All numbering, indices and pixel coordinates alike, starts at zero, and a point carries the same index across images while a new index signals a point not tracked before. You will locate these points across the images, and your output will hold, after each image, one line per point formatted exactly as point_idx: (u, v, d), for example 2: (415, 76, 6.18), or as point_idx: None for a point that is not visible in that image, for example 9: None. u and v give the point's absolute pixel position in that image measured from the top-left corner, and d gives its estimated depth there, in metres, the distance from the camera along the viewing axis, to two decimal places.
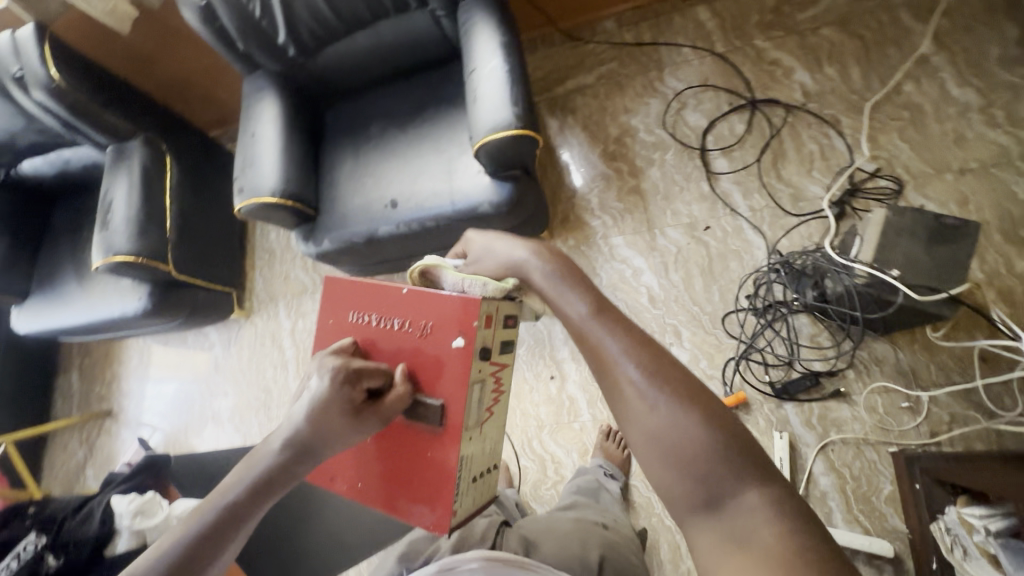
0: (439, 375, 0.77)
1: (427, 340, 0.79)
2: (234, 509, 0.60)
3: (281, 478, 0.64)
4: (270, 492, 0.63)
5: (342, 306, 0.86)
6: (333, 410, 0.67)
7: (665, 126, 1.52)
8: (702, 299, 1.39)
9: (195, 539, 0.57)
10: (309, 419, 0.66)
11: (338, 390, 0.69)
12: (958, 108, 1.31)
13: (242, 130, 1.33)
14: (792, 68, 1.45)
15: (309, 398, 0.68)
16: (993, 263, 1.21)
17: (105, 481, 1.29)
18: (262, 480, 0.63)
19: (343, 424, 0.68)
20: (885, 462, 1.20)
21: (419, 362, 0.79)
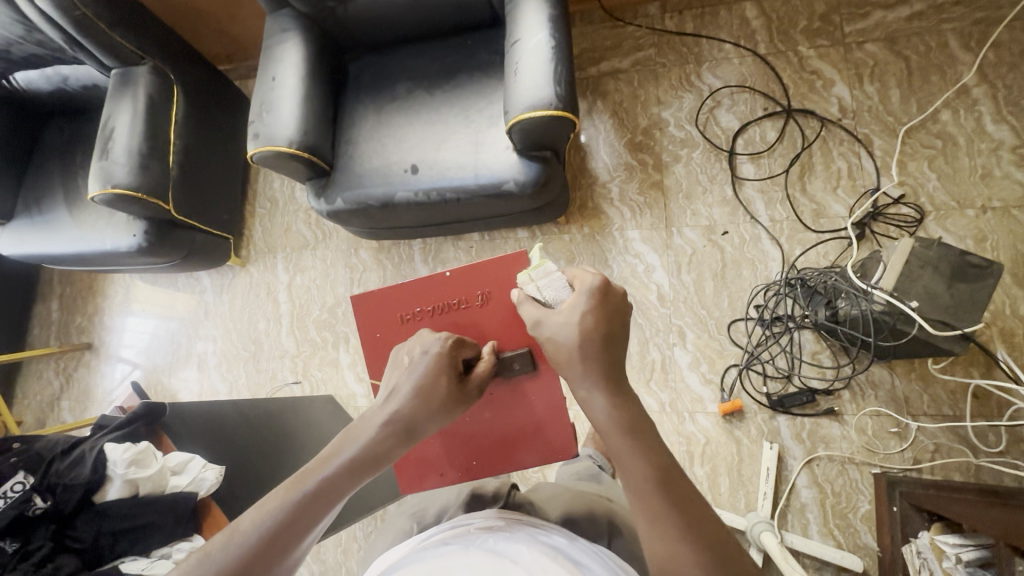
0: (516, 330, 0.79)
1: (494, 306, 0.79)
2: (331, 483, 0.57)
3: (380, 458, 0.61)
4: (368, 467, 0.60)
5: (388, 314, 0.81)
6: (437, 389, 0.65)
7: (697, 123, 1.49)
8: (710, 303, 1.39)
9: (292, 510, 0.54)
10: (411, 399, 0.64)
11: (441, 372, 0.66)
12: (990, 145, 1.31)
13: (262, 73, 1.26)
14: (832, 81, 1.42)
15: (415, 372, 0.66)
16: (1000, 303, 1.24)
17: (99, 425, 1.25)
18: (362, 454, 0.60)
19: (438, 409, 0.65)
20: (866, 482, 1.24)
21: (496, 328, 0.80)
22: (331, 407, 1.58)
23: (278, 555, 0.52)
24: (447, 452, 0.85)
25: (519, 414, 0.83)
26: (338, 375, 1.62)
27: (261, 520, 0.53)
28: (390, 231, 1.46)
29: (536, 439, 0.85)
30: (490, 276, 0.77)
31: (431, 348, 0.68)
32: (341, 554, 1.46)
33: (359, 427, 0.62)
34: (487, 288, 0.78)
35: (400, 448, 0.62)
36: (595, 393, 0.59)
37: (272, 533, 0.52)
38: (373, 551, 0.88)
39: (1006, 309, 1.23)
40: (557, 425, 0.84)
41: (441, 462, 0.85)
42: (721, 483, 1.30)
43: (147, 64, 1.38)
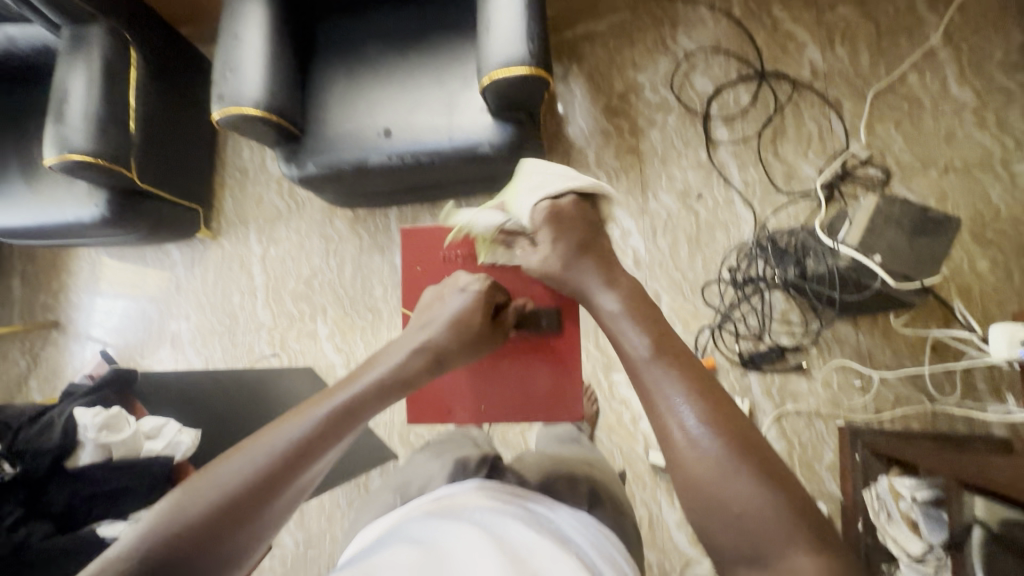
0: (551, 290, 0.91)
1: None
2: (365, 398, 0.57)
3: (408, 381, 0.62)
4: (395, 390, 0.61)
5: (432, 250, 0.92)
6: (468, 325, 0.71)
7: (671, 87, 1.49)
8: (685, 266, 1.41)
9: (330, 417, 0.53)
10: (446, 330, 0.69)
11: (475, 311, 0.73)
12: (954, 107, 1.34)
13: (223, 31, 1.20)
14: (805, 44, 1.43)
15: (449, 307, 0.73)
16: (959, 261, 1.28)
17: (67, 392, 1.22)
18: (394, 377, 0.61)
19: (466, 347, 0.70)
20: (831, 433, 1.30)
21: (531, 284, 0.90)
22: (310, 377, 1.58)
23: (311, 459, 0.49)
24: (464, 391, 0.94)
25: (534, 368, 0.93)
26: (317, 347, 1.61)
27: (291, 429, 0.50)
28: (363, 198, 1.43)
29: (544, 397, 0.94)
30: None
31: (469, 286, 0.76)
32: (325, 521, 1.47)
33: (389, 355, 0.64)
34: None
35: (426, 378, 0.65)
36: (622, 320, 0.60)
37: (310, 437, 0.50)
38: (358, 524, 0.89)
39: (965, 266, 1.28)
40: (571, 387, 0.93)
41: (456, 400, 0.95)
42: None
43: (100, 23, 1.31)
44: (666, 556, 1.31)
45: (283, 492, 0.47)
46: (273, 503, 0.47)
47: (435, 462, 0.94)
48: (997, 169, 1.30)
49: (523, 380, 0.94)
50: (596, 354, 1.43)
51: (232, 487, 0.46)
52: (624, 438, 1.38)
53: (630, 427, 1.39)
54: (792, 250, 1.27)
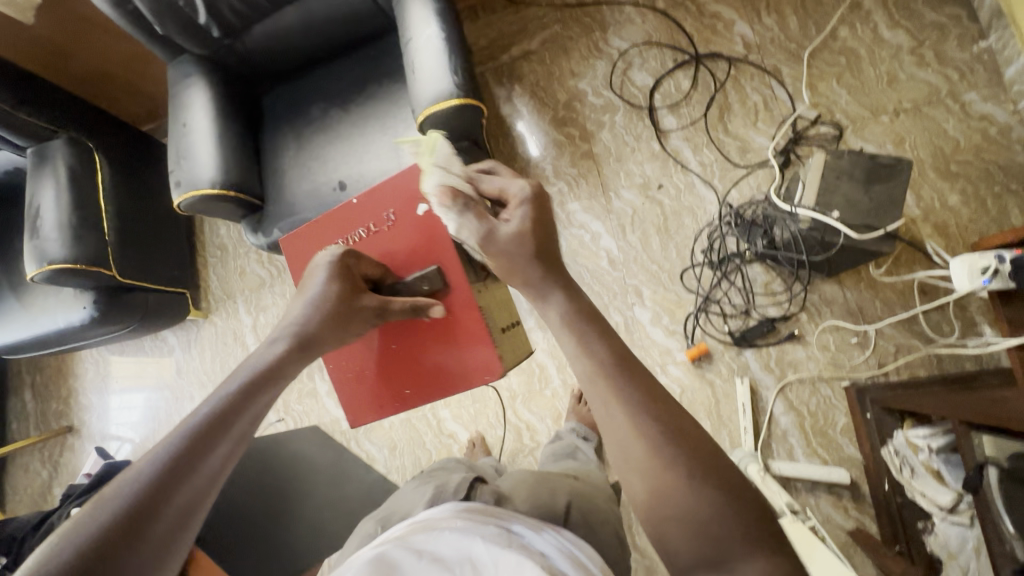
0: (421, 251, 0.86)
1: (398, 233, 0.87)
2: (237, 398, 0.55)
3: (282, 370, 0.61)
4: (272, 379, 0.60)
5: (307, 254, 0.92)
6: (342, 307, 0.71)
7: (612, 87, 1.52)
8: (660, 257, 1.41)
9: (198, 430, 0.51)
10: (315, 314, 0.68)
11: (342, 299, 0.71)
12: (890, 51, 1.34)
13: (172, 121, 1.25)
14: (732, 21, 1.46)
15: (307, 301, 0.69)
16: (928, 199, 1.27)
17: (65, 494, 1.25)
18: (263, 370, 0.60)
19: (334, 329, 0.69)
20: (839, 397, 1.27)
21: (412, 251, 0.87)
22: (316, 436, 1.58)
23: (187, 477, 0.47)
24: (392, 381, 0.89)
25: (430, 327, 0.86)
26: (318, 405, 1.62)
27: (157, 454, 0.47)
28: None
29: (460, 359, 0.86)
30: (391, 194, 0.87)
31: (328, 259, 0.74)
32: None
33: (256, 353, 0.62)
34: (392, 209, 0.87)
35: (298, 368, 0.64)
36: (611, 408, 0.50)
37: (170, 467, 0.47)
38: (342, 556, 0.88)
39: (936, 203, 1.26)
40: (475, 337, 0.85)
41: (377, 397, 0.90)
42: (703, 427, 1.32)
43: (63, 136, 1.38)
44: None
45: (159, 519, 0.44)
46: (151, 533, 0.43)
47: (422, 488, 0.94)
48: (947, 103, 1.29)
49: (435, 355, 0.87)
50: None
51: (91, 539, 0.41)
52: None
53: None
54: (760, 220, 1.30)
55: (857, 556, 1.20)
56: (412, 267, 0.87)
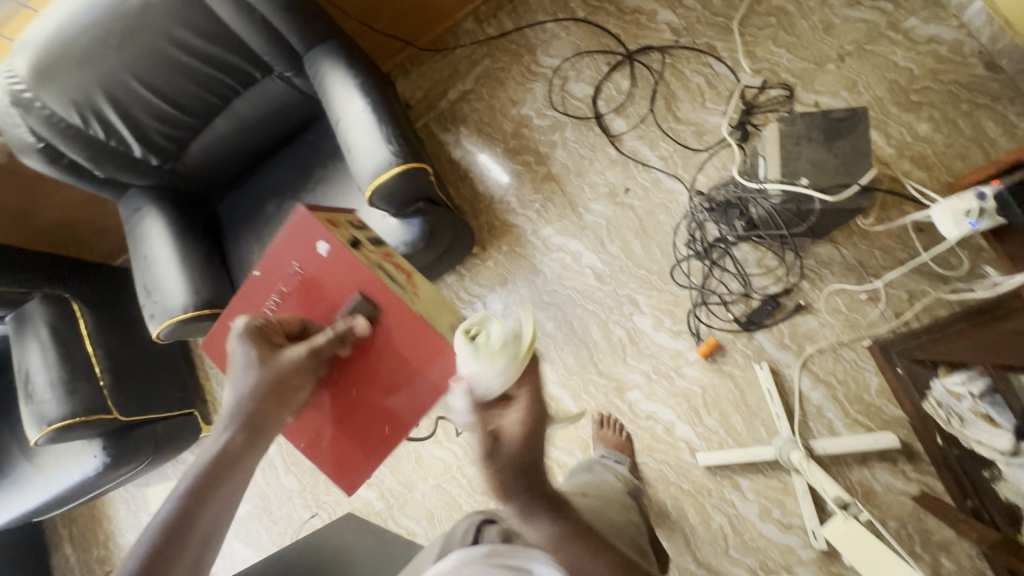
0: (336, 286, 0.86)
1: (308, 280, 0.87)
2: (188, 499, 0.64)
3: (229, 457, 0.68)
4: (221, 468, 0.67)
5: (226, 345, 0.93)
6: (272, 375, 0.73)
7: (555, 105, 1.50)
8: (645, 261, 1.37)
9: (158, 538, 0.61)
10: (246, 393, 0.71)
11: (265, 367, 0.73)
12: (817, 0, 1.32)
13: (134, 256, 1.24)
14: (655, 11, 1.44)
15: (236, 379, 0.73)
16: (899, 135, 1.22)
17: None
18: (211, 463, 0.67)
19: (267, 395, 0.72)
20: (865, 357, 1.20)
21: (326, 295, 0.86)
22: (354, 521, 1.52)
23: None
24: (360, 419, 0.87)
25: (382, 354, 0.85)
26: (348, 491, 1.59)
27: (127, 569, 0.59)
28: None
29: (421, 367, 0.85)
30: (286, 249, 0.88)
31: (233, 335, 0.76)
32: None
33: (209, 440, 0.69)
34: (296, 261, 0.87)
35: (255, 450, 0.71)
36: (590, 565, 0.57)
37: None
38: None
39: (907, 137, 1.22)
40: (426, 343, 0.84)
41: (359, 445, 0.88)
42: (735, 422, 1.27)
43: (36, 296, 1.42)
44: (765, 555, 1.20)
45: None
46: None
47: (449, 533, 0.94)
48: (889, 36, 1.26)
49: (397, 378, 0.85)
50: (603, 382, 1.37)
51: None
52: (667, 453, 1.30)
53: (668, 439, 1.31)
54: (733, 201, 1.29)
55: (930, 520, 1.12)
56: (330, 307, 0.86)
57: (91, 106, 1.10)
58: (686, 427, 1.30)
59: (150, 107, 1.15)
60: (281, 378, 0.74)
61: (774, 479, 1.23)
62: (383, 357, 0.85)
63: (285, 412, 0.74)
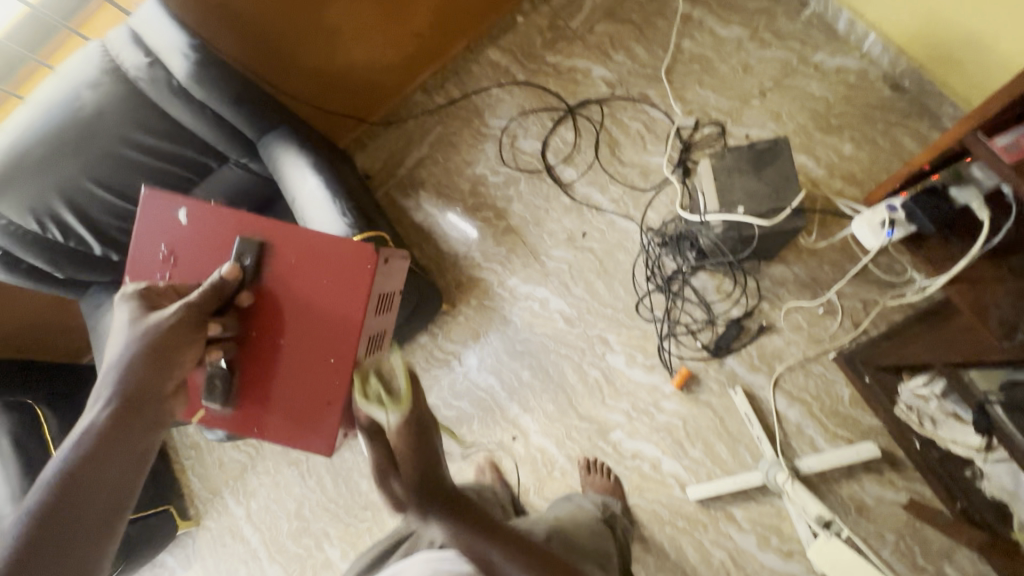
0: (212, 241, 0.85)
1: (181, 256, 0.85)
2: (66, 481, 0.58)
3: (111, 434, 0.61)
4: (107, 443, 0.61)
5: None
6: (158, 339, 0.67)
7: (507, 162, 1.57)
8: (610, 299, 1.40)
9: (28, 530, 0.55)
10: (130, 360, 0.65)
11: (141, 329, 0.67)
12: (733, 45, 1.43)
13: (97, 353, 1.23)
14: (589, 68, 1.55)
15: (120, 344, 0.67)
16: (826, 157, 1.30)
17: None
18: (91, 441, 0.60)
19: (151, 360, 0.66)
20: (834, 370, 1.22)
21: (205, 259, 0.84)
22: None
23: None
24: (302, 342, 0.82)
25: (294, 279, 0.83)
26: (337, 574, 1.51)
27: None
28: None
29: (342, 289, 0.83)
30: (151, 234, 0.87)
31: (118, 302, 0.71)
32: None
33: (86, 414, 0.63)
34: (167, 243, 0.86)
35: (142, 427, 0.64)
36: None
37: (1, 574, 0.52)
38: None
39: (835, 157, 1.30)
40: (304, 234, 0.83)
41: (318, 385, 0.82)
42: (719, 450, 1.26)
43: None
44: None
45: None
46: None
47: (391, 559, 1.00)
48: (802, 70, 1.36)
49: (319, 301, 0.82)
50: (585, 425, 1.36)
51: None
52: (657, 491, 1.28)
53: (656, 476, 1.29)
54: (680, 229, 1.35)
55: (925, 527, 1.11)
56: (217, 262, 0.84)
57: (49, 211, 1.13)
58: (672, 461, 1.28)
59: (108, 206, 1.16)
60: (161, 347, 0.67)
61: (765, 505, 1.21)
62: (299, 281, 0.83)
63: (170, 384, 0.66)
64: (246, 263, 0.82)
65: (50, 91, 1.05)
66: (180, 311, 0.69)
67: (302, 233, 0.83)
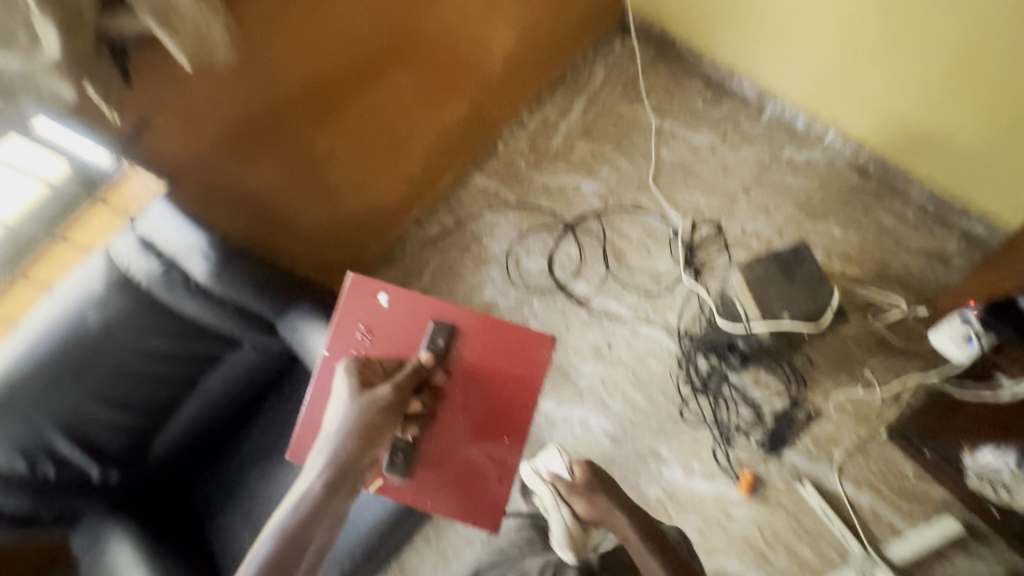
0: (406, 326, 0.94)
1: (378, 333, 0.94)
2: (292, 527, 0.73)
3: (330, 489, 0.75)
4: (325, 493, 0.75)
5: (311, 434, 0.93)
6: (366, 412, 0.79)
7: (515, 282, 1.57)
8: (653, 409, 1.38)
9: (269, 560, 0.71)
10: (345, 431, 0.78)
11: (360, 402, 0.79)
12: (708, 149, 1.55)
13: None
14: (578, 184, 1.62)
15: (342, 409, 0.80)
16: (821, 241, 1.40)
17: None
18: (315, 494, 0.75)
19: (361, 432, 0.78)
20: (890, 447, 1.24)
21: (397, 334, 0.93)
22: None
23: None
24: (477, 426, 0.92)
25: (477, 369, 0.93)
26: None
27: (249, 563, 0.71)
28: None
29: (525, 378, 0.93)
30: (350, 310, 0.95)
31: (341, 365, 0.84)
32: None
33: (304, 478, 0.77)
34: (364, 322, 0.94)
35: (345, 493, 0.77)
36: None
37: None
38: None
39: (828, 241, 1.40)
40: (493, 330, 0.93)
41: (489, 467, 0.91)
42: (804, 553, 1.21)
43: None
44: None
45: None
46: None
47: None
48: (776, 165, 1.49)
49: (497, 389, 0.92)
50: None
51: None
52: None
53: None
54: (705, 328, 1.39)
55: None
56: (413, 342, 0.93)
57: (40, 445, 0.95)
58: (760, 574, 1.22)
59: (108, 423, 1.00)
60: (388, 410, 0.81)
61: None
62: (482, 368, 0.93)
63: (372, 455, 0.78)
64: (439, 344, 0.92)
65: (45, 316, 0.95)
66: (392, 390, 0.82)
67: (491, 328, 0.93)
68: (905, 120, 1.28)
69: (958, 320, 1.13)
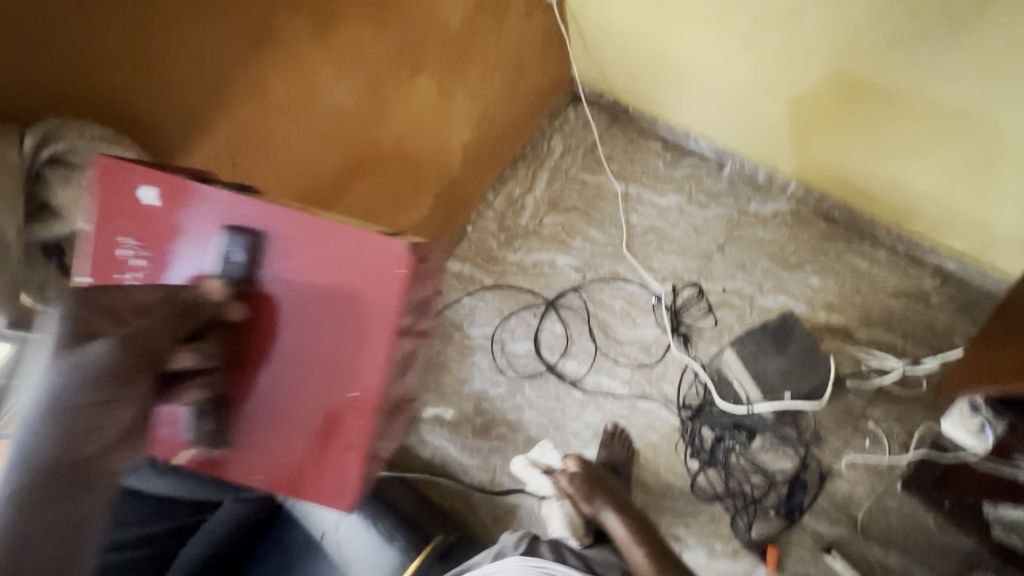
0: (178, 201, 0.75)
1: (138, 220, 0.77)
2: None
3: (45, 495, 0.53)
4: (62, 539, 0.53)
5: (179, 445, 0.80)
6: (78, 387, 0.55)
7: (504, 368, 1.52)
8: (665, 490, 1.33)
9: None
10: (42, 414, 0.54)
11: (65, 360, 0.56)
12: (676, 210, 1.56)
13: None
14: (553, 258, 1.59)
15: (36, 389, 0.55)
16: (801, 293, 1.41)
17: None
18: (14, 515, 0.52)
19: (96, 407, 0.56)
20: (906, 499, 1.23)
21: (196, 261, 0.76)
22: None
23: None
24: (307, 350, 0.78)
25: (345, 325, 0.78)
26: None
27: None
28: None
29: (376, 278, 0.76)
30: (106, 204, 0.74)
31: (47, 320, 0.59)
32: None
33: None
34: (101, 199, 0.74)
35: (82, 489, 0.55)
36: None
37: None
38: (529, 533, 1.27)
39: (808, 291, 1.40)
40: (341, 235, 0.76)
41: (321, 385, 0.79)
42: None
43: None
44: None
45: None
46: None
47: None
48: (744, 220, 1.50)
49: (336, 285, 0.77)
50: None
51: None
52: None
53: None
54: (702, 399, 1.36)
55: None
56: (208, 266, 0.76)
57: None
58: None
59: None
60: (118, 376, 0.58)
61: None
62: (316, 298, 0.77)
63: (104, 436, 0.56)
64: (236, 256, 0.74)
65: None
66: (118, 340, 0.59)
67: (333, 241, 0.76)
68: (858, 170, 1.30)
69: (969, 406, 1.03)
